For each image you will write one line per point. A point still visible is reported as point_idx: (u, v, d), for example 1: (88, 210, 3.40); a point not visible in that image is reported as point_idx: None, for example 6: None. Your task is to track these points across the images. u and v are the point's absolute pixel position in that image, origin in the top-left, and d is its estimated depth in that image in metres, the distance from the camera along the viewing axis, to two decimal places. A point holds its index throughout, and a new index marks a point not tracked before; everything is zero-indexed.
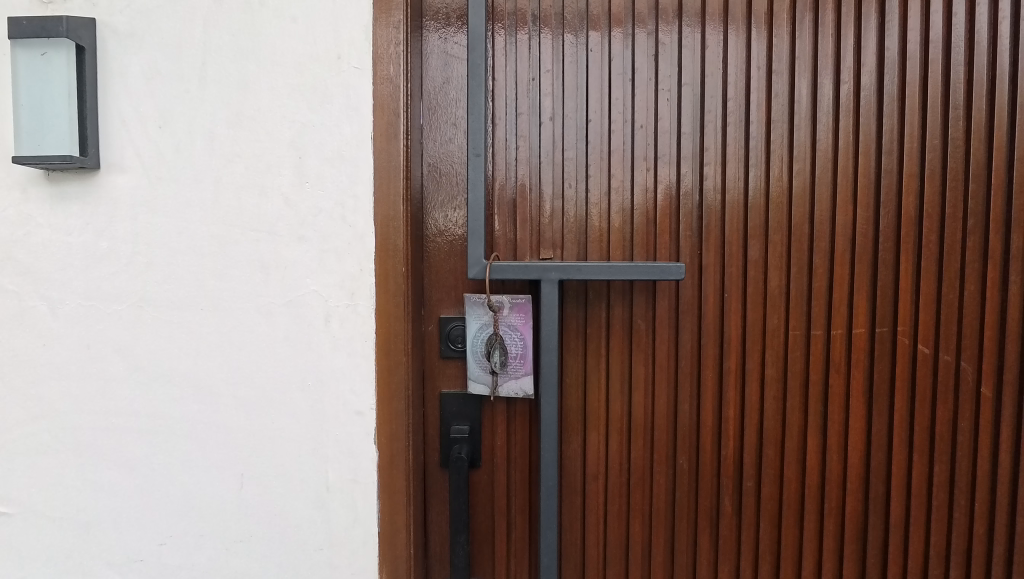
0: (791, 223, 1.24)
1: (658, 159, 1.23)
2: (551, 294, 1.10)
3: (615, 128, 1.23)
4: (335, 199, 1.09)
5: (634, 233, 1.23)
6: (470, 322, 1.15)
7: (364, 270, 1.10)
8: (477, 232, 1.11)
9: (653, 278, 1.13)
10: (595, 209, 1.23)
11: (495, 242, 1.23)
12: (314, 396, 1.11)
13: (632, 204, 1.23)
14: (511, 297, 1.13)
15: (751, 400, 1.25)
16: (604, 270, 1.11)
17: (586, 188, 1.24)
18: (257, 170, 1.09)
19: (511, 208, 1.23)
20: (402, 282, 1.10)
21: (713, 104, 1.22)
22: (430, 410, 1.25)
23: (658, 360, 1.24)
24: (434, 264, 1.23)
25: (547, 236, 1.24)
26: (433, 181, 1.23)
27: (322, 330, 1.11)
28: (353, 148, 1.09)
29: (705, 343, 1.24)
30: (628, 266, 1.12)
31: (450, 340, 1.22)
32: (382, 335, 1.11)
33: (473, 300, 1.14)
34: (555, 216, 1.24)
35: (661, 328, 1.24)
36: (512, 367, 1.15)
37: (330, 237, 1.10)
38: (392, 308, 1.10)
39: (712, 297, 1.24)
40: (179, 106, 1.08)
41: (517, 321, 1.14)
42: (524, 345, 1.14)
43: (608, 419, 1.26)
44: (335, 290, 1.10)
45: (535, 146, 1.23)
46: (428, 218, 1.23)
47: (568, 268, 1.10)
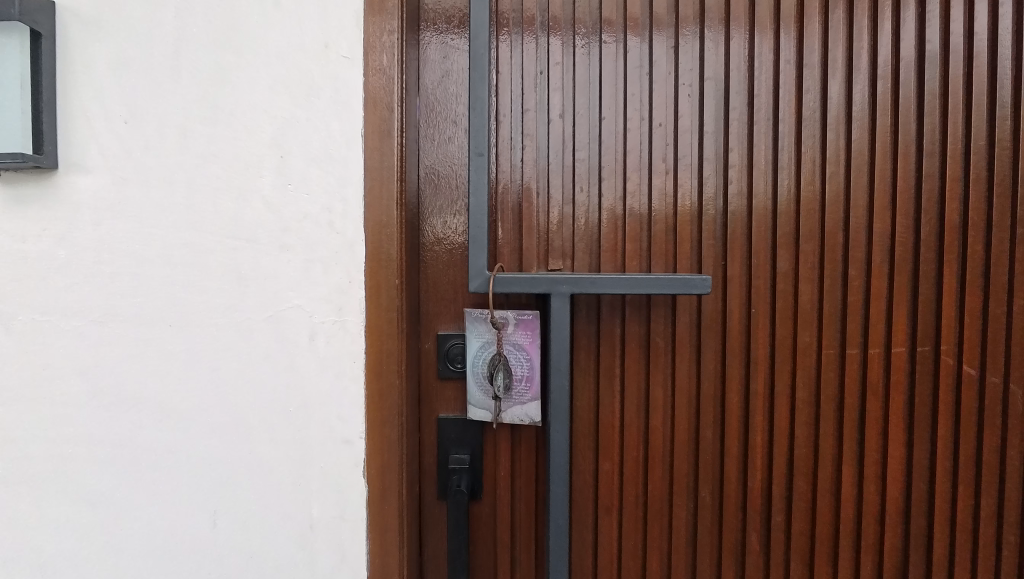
0: (823, 232, 1.13)
1: (678, 160, 1.12)
2: (561, 309, 0.99)
3: (631, 127, 1.12)
4: (322, 203, 0.98)
5: (651, 242, 1.12)
6: (471, 340, 1.04)
7: (353, 282, 0.99)
8: (479, 241, 0.99)
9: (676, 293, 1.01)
10: (608, 214, 1.12)
11: (499, 252, 1.12)
12: (297, 423, 1.00)
13: (650, 210, 1.12)
14: (516, 312, 1.02)
15: (780, 426, 1.14)
16: (620, 284, 1.00)
17: (599, 192, 1.13)
18: (235, 170, 0.98)
19: (517, 215, 1.13)
20: (397, 296, 1.00)
21: (738, 101, 1.11)
22: (426, 436, 1.13)
23: (678, 383, 1.12)
24: (432, 275, 1.12)
25: (556, 246, 1.12)
26: (430, 183, 1.12)
27: (306, 349, 0.99)
28: (342, 146, 0.98)
29: (730, 364, 1.12)
30: (646, 279, 1.01)
31: (449, 360, 1.11)
32: (374, 354, 1.00)
33: (475, 316, 1.03)
34: (565, 222, 1.13)
35: (682, 348, 1.12)
36: (517, 390, 1.04)
37: (316, 246, 0.98)
38: (385, 324, 1.00)
39: (736, 313, 1.12)
40: (149, 100, 0.97)
41: (524, 339, 1.02)
42: (532, 366, 1.03)
43: (622, 448, 1.14)
44: (322, 305, 0.99)
45: (543, 146, 1.12)
46: (426, 225, 1.12)
47: (580, 280, 0.99)
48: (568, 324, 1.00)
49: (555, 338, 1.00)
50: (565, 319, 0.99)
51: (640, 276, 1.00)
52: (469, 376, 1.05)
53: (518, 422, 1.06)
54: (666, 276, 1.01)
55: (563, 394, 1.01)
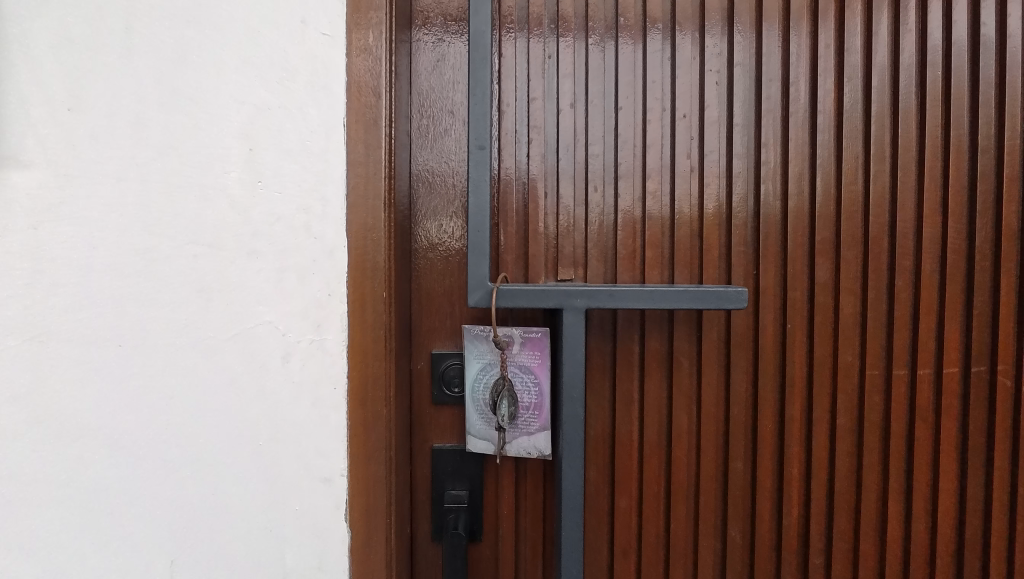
0: (867, 238, 1.00)
1: (705, 156, 0.99)
2: (576, 326, 0.85)
3: (652, 118, 0.99)
4: (299, 203, 0.85)
5: (673, 248, 0.99)
6: (469, 362, 0.92)
7: (334, 296, 0.86)
8: (481, 247, 0.85)
9: (710, 307, 0.88)
10: (625, 217, 0.99)
11: (502, 260, 0.99)
12: (268, 459, 0.86)
13: (672, 212, 0.99)
14: (523, 330, 0.88)
15: (819, 457, 1.01)
16: (644, 297, 0.87)
17: (615, 192, 1.00)
18: (197, 165, 0.84)
19: (522, 218, 0.99)
20: (384, 312, 0.87)
21: (771, 89, 0.99)
22: (419, 469, 0.99)
23: (705, 409, 0.99)
24: (425, 287, 0.98)
25: (566, 253, 0.99)
26: (424, 180, 0.99)
27: (280, 373, 0.85)
28: (321, 138, 0.85)
29: (763, 387, 0.99)
30: (673, 291, 0.87)
31: (445, 383, 0.97)
32: (356, 379, 0.86)
33: (473, 334, 0.90)
34: (576, 226, 0.99)
35: (709, 368, 0.98)
36: (523, 418, 0.91)
37: (291, 253, 0.85)
38: (371, 344, 0.86)
39: (769, 329, 0.99)
40: (94, 80, 0.83)
41: (531, 361, 0.89)
42: (541, 391, 0.89)
43: (640, 482, 1.00)
44: (298, 322, 0.85)
45: (551, 140, 0.99)
46: (419, 229, 0.99)
47: (599, 292, 0.85)
48: (584, 343, 0.86)
49: (568, 359, 0.86)
50: (580, 339, 0.85)
51: (666, 288, 0.87)
52: (467, 402, 0.93)
53: (524, 455, 0.92)
54: (696, 288, 0.88)
55: (578, 425, 0.87)
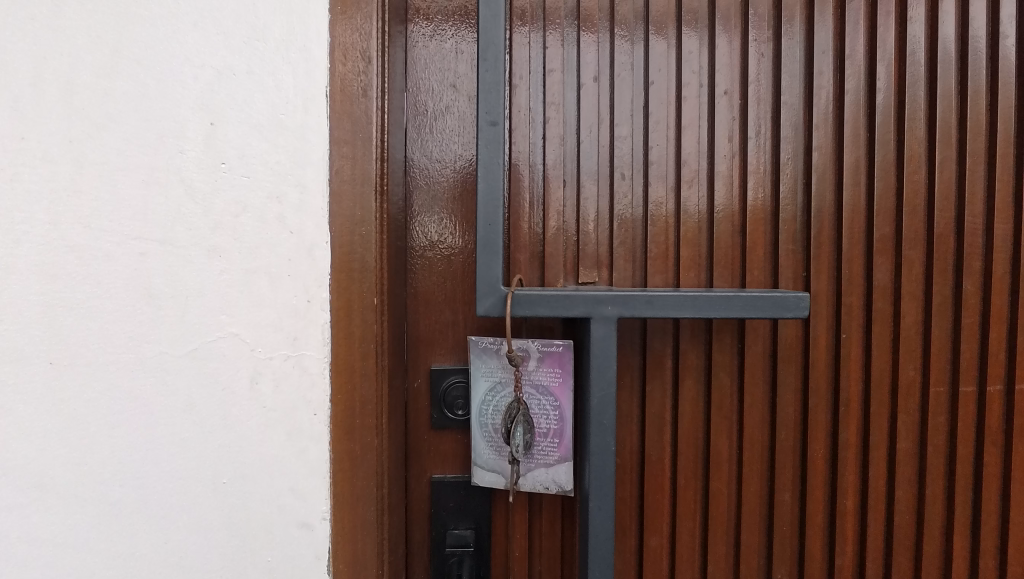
0: (931, 234, 0.87)
1: (747, 139, 0.85)
2: (608, 337, 0.71)
3: (687, 95, 0.85)
4: (271, 191, 0.70)
5: (712, 246, 0.85)
6: (475, 380, 0.77)
7: (314, 303, 0.70)
8: (493, 244, 0.71)
9: (768, 317, 0.74)
10: (655, 209, 0.85)
11: (514, 260, 0.84)
12: (234, 501, 0.70)
13: (710, 205, 0.85)
14: (540, 342, 0.74)
15: (876, 486, 0.88)
16: (686, 303, 0.72)
17: (645, 181, 0.85)
18: (144, 143, 0.68)
19: (537, 211, 0.85)
20: (377, 323, 0.73)
21: (824, 63, 0.85)
22: (416, 504, 0.84)
23: (748, 433, 0.85)
24: (424, 291, 0.84)
25: (588, 252, 0.85)
26: (422, 167, 0.84)
27: (247, 397, 0.70)
28: (298, 110, 0.70)
29: (814, 407, 0.86)
30: (722, 297, 0.73)
31: (447, 405, 0.83)
32: (342, 403, 0.72)
33: (480, 348, 0.76)
34: (598, 221, 0.85)
35: (753, 386, 0.85)
36: (540, 447, 0.76)
37: (261, 250, 0.69)
38: (360, 362, 0.72)
39: (822, 340, 0.86)
40: (15, 37, 0.67)
41: (550, 379, 0.75)
42: (561, 415, 0.75)
43: (672, 517, 0.87)
44: (271, 335, 0.70)
45: (570, 120, 0.85)
46: (416, 224, 0.84)
47: (633, 298, 0.71)
48: (614, 359, 0.71)
49: (597, 377, 0.71)
50: (611, 354, 0.71)
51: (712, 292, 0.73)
52: (473, 427, 0.78)
53: (540, 490, 0.78)
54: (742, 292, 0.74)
55: (609, 456, 0.72)
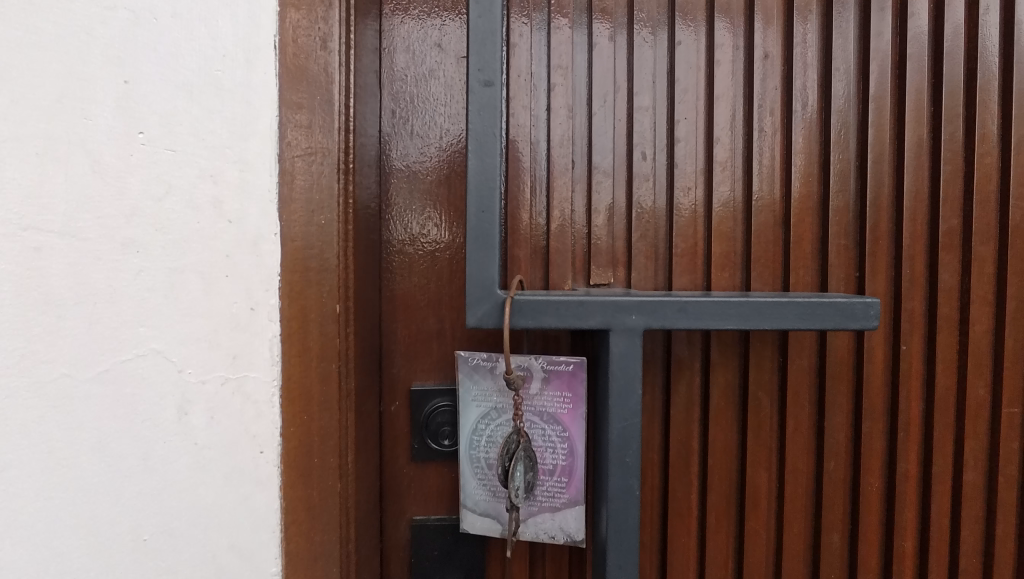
0: (1009, 227, 0.72)
1: (790, 112, 0.71)
2: (632, 354, 0.56)
3: (720, 58, 0.70)
4: (203, 168, 0.54)
5: (750, 241, 0.70)
6: (464, 405, 0.63)
7: (258, 311, 0.55)
8: (488, 237, 0.56)
9: (835, 328, 0.58)
10: (683, 196, 0.70)
11: (512, 256, 0.69)
12: (160, 562, 0.55)
13: (747, 191, 0.71)
14: (545, 359, 0.60)
15: (940, 526, 0.74)
16: (733, 310, 0.57)
17: (669, 162, 0.71)
18: (33, 102, 0.52)
19: (540, 198, 0.70)
20: (340, 336, 0.58)
21: (884, 21, 0.71)
22: (394, 551, 0.70)
23: (791, 463, 0.71)
24: (403, 295, 0.69)
25: (601, 247, 0.70)
26: (401, 144, 0.69)
27: (174, 431, 0.55)
28: (238, 66, 0.55)
29: (868, 432, 0.72)
30: (778, 303, 0.57)
31: (431, 433, 0.68)
32: (296, 438, 0.56)
33: (471, 366, 0.62)
34: (615, 209, 0.71)
35: (797, 409, 0.71)
36: (545, 487, 0.62)
37: (191, 244, 0.54)
38: (318, 386, 0.57)
39: (878, 353, 0.72)
40: None
41: (557, 405, 0.60)
42: (571, 449, 0.61)
43: (701, 562, 0.73)
44: (204, 352, 0.55)
45: (580, 86, 0.70)
46: (393, 213, 0.69)
47: (664, 304, 0.56)
48: (640, 381, 0.56)
49: (617, 404, 0.57)
50: (634, 376, 0.56)
51: (763, 297, 0.58)
52: (463, 462, 0.64)
53: (543, 539, 0.64)
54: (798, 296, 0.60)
55: (633, 502, 0.57)
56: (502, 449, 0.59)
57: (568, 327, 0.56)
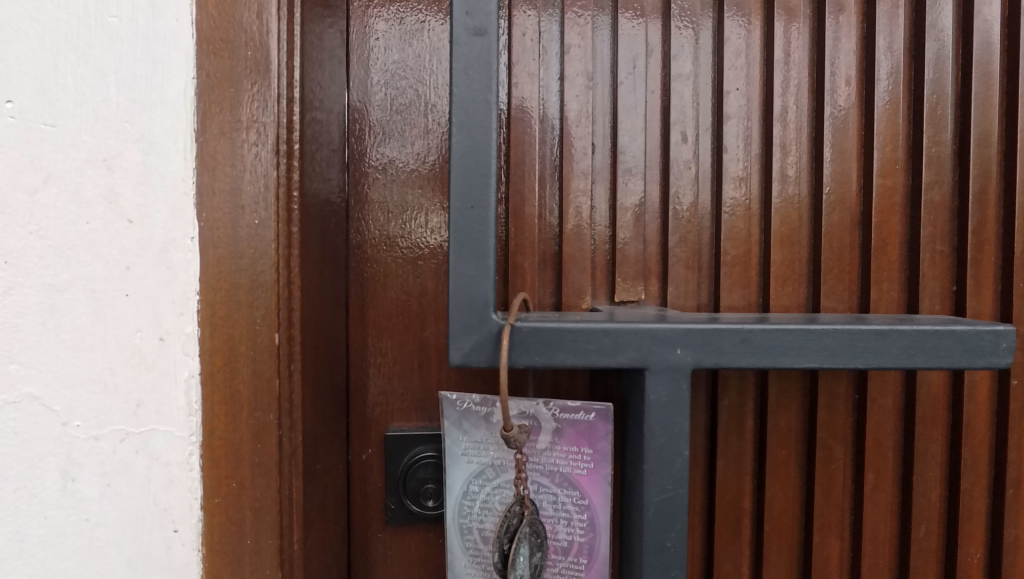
0: None
1: (872, 81, 0.55)
2: (675, 402, 0.42)
3: (780, 12, 0.55)
4: (93, 150, 0.40)
5: (817, 246, 0.55)
6: (452, 461, 0.48)
7: (169, 343, 0.41)
8: (479, 243, 0.42)
9: (952, 367, 0.43)
10: (732, 189, 0.55)
11: (514, 266, 0.55)
12: None
13: (815, 182, 0.56)
14: (557, 404, 0.45)
15: None
16: (814, 341, 0.42)
17: (715, 145, 0.56)
18: None
19: (550, 191, 0.55)
20: (278, 376, 0.42)
21: None
22: None
23: (868, 528, 0.56)
24: (377, 314, 0.55)
25: (628, 254, 0.55)
26: (374, 123, 0.55)
27: (56, 505, 0.41)
28: (139, 11, 0.40)
29: (968, 492, 0.56)
30: (875, 334, 0.42)
31: (410, 492, 0.54)
32: (221, 512, 0.42)
33: (459, 411, 0.47)
34: (646, 205, 0.55)
35: (877, 461, 0.56)
36: (557, 570, 0.48)
37: (79, 254, 0.40)
38: (250, 442, 0.42)
39: (983, 391, 0.56)
40: None
41: (572, 465, 0.46)
42: (591, 522, 0.46)
43: None
44: (96, 398, 0.41)
45: (600, 49, 0.55)
46: (364, 211, 0.55)
47: (721, 333, 0.41)
48: (686, 438, 0.42)
49: (654, 470, 0.42)
50: (678, 431, 0.42)
51: (855, 323, 0.42)
52: (450, 535, 0.49)
53: None
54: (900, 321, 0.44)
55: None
56: (499, 525, 0.44)
57: (589, 364, 0.41)
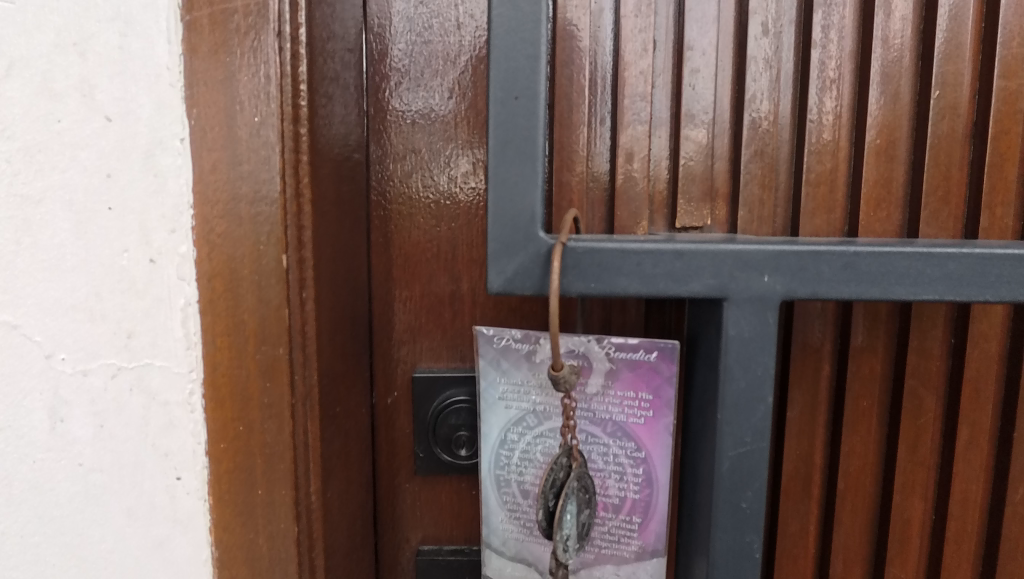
0: None
1: None
2: (760, 338, 0.35)
3: None
4: (61, 30, 0.33)
5: (919, 162, 0.47)
6: (488, 406, 0.43)
7: (162, 265, 0.36)
8: (525, 144, 0.35)
9: None
10: (818, 93, 0.47)
11: (560, 185, 0.48)
12: None
13: (922, 84, 0.47)
14: (612, 343, 0.39)
15: None
16: (932, 268, 0.35)
17: (801, 40, 0.47)
18: None
19: (602, 98, 0.48)
20: (288, 305, 0.36)
21: None
22: None
23: (957, 487, 0.49)
24: (402, 241, 0.48)
25: (693, 173, 0.48)
26: (396, 17, 0.47)
27: (47, 447, 0.36)
28: None
29: None
30: (1008, 261, 0.35)
31: (441, 440, 0.48)
32: (229, 458, 0.37)
33: (497, 349, 0.41)
34: (714, 114, 0.48)
35: (974, 414, 0.48)
36: (606, 529, 0.43)
37: (51, 158, 0.34)
38: (258, 378, 0.36)
39: None
40: None
41: (627, 412, 0.40)
42: (648, 477, 0.41)
43: None
44: (81, 328, 0.35)
45: None
46: (386, 124, 0.47)
47: (816, 258, 0.34)
48: (770, 381, 0.36)
49: (729, 419, 0.36)
50: (762, 374, 0.36)
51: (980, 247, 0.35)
52: (486, 487, 0.44)
53: None
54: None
55: (749, 568, 0.37)
56: (543, 480, 0.38)
57: (653, 292, 0.35)
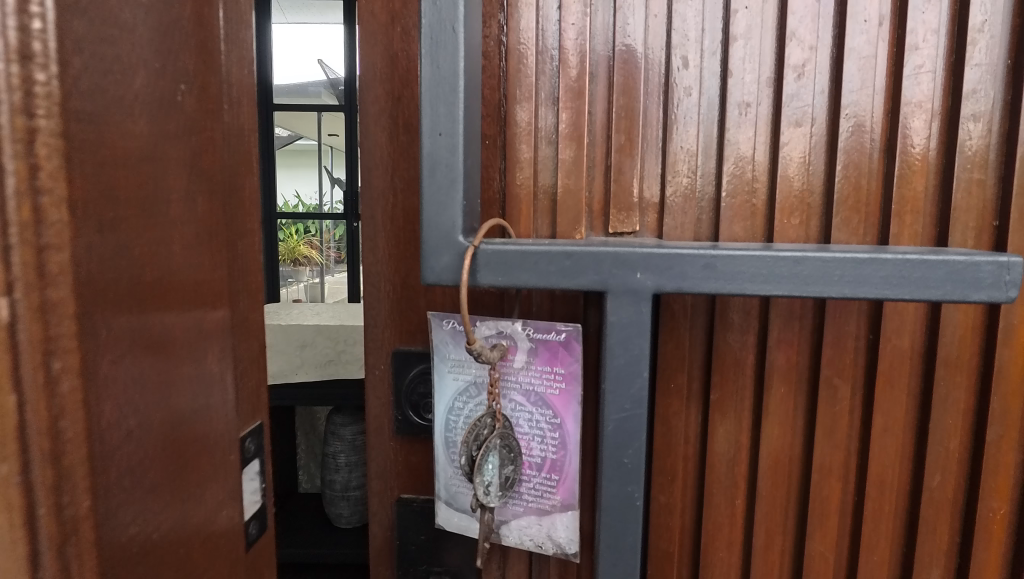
0: None
1: None
2: (635, 323, 0.43)
3: None
4: None
5: (835, 175, 0.51)
6: (439, 378, 0.51)
7: None
8: (448, 169, 0.42)
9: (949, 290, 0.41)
10: (741, 113, 0.51)
11: (511, 196, 0.54)
12: None
13: (835, 105, 0.51)
14: (535, 326, 0.47)
15: None
16: (784, 267, 0.41)
17: (722, 71, 0.52)
18: None
19: (548, 122, 0.53)
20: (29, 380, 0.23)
21: None
22: (375, 530, 0.58)
23: (874, 471, 0.53)
24: (386, 240, 0.53)
25: (626, 183, 0.53)
26: None
27: None
28: None
29: (995, 443, 0.51)
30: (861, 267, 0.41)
31: (412, 405, 0.54)
32: None
33: (448, 331, 0.49)
34: (647, 133, 0.53)
35: (888, 403, 0.52)
36: (531, 485, 0.51)
37: None
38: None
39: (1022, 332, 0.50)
40: None
41: (544, 384, 0.48)
42: (562, 439, 0.49)
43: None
44: None
45: None
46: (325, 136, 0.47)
47: (681, 258, 0.42)
48: (649, 353, 0.44)
49: (613, 389, 0.44)
50: (640, 348, 0.43)
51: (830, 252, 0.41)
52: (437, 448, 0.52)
53: (524, 545, 0.53)
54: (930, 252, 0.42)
55: (632, 516, 0.45)
56: (469, 435, 0.47)
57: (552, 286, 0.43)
